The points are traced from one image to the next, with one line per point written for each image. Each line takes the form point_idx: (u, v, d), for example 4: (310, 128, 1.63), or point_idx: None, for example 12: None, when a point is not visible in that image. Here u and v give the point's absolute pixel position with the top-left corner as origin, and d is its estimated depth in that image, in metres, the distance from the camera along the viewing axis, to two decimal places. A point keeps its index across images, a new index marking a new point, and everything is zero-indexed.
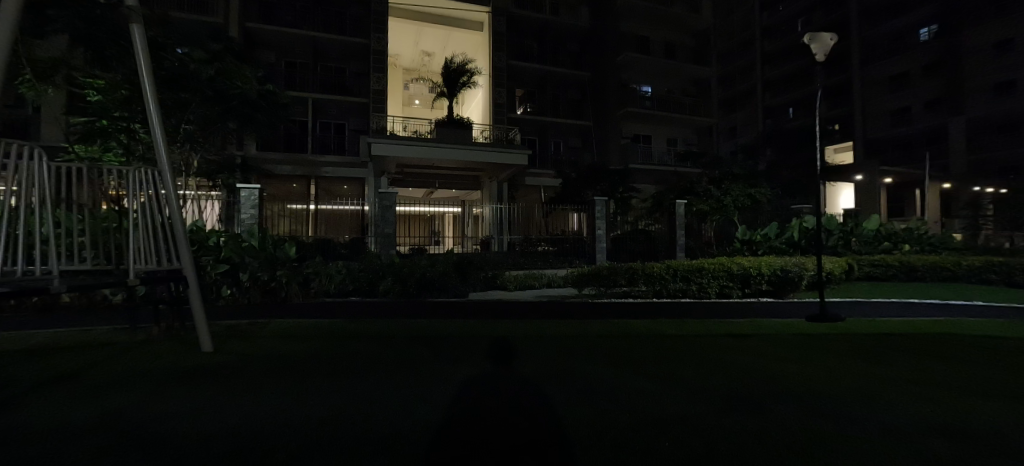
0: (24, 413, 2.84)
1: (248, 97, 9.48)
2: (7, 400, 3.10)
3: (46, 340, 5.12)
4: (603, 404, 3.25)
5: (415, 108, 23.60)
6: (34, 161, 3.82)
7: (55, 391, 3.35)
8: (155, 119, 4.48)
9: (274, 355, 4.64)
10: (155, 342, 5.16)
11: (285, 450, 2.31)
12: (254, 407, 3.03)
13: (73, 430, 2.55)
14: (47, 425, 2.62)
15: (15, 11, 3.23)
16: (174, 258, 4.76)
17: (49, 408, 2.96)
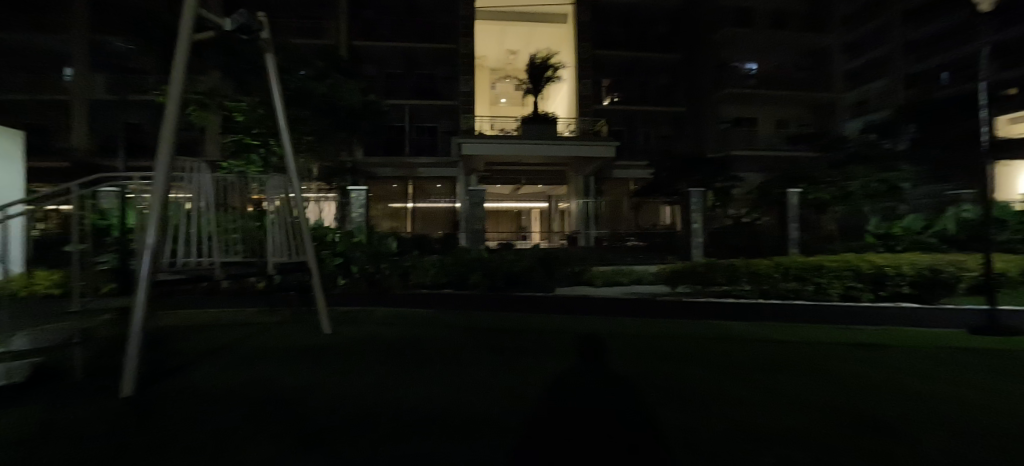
0: (199, 377, 3.59)
1: (354, 107, 10.52)
2: (187, 366, 3.93)
3: (211, 317, 6.36)
4: (701, 412, 3.02)
5: (501, 107, 23.92)
6: (201, 173, 4.74)
7: (217, 360, 4.14)
8: (284, 133, 5.23)
9: (380, 340, 5.17)
10: (287, 323, 6.08)
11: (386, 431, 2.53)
12: (359, 388, 3.36)
13: (230, 394, 3.15)
14: (213, 388, 3.29)
15: (185, 55, 4.00)
16: (302, 253, 5.54)
17: (210, 376, 3.63)
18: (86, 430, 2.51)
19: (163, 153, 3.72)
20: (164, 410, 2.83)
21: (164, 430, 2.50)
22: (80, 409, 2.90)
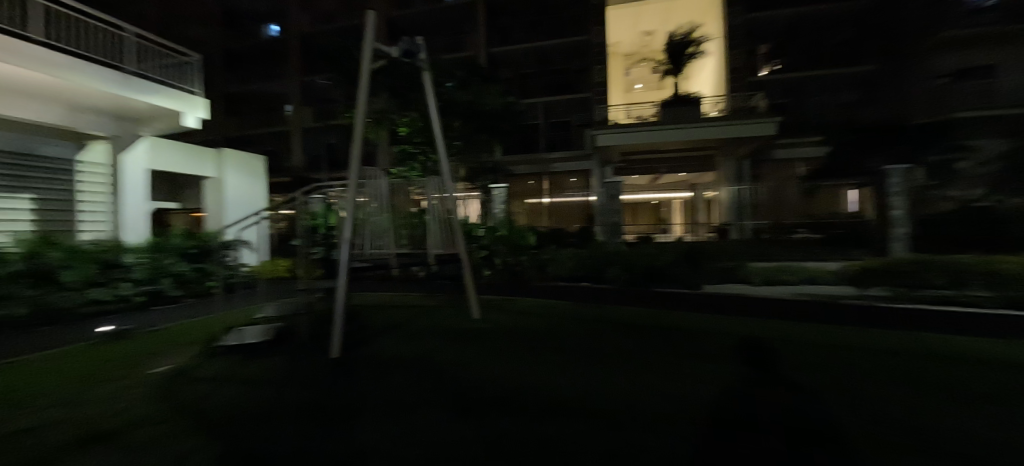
0: (379, 347, 4.39)
1: (493, 110, 11.23)
2: (371, 337, 4.85)
3: (388, 300, 7.70)
4: (903, 434, 2.43)
5: (636, 95, 20.17)
6: (379, 179, 5.78)
7: (391, 335, 4.97)
8: (439, 139, 5.94)
9: (520, 327, 5.54)
10: (443, 307, 6.94)
11: (533, 415, 2.67)
12: (506, 371, 3.63)
13: (401, 363, 3.79)
14: (390, 356, 4.00)
15: (366, 82, 4.87)
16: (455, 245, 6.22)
17: (387, 347, 4.42)
18: (310, 382, 3.28)
19: (355, 166, 4.62)
20: (360, 372, 3.52)
21: (361, 388, 3.13)
22: (307, 364, 3.81)
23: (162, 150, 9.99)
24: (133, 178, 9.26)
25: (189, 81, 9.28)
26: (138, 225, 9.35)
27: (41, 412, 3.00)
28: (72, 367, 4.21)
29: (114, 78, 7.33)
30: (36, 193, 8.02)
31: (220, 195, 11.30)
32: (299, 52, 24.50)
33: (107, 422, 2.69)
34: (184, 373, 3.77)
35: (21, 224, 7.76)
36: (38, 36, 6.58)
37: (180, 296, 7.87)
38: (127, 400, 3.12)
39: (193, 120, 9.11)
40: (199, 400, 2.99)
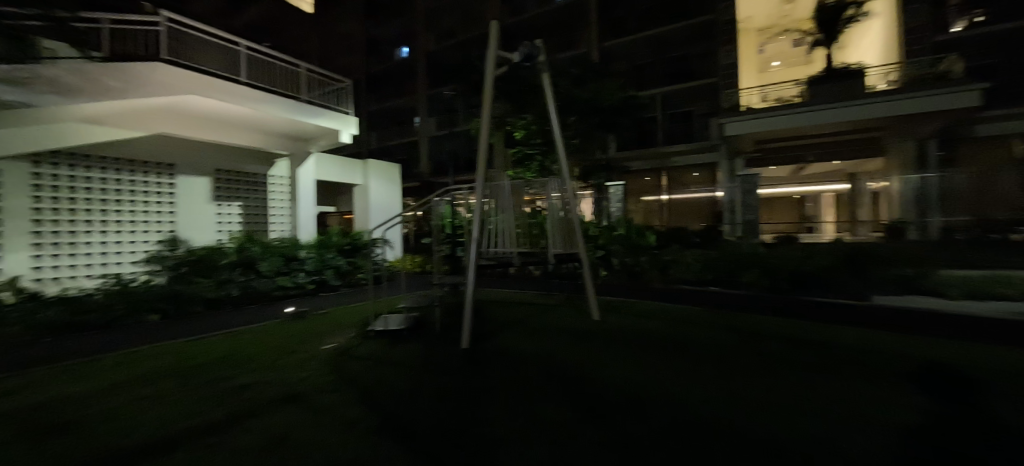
0: (504, 343, 4.57)
1: (610, 106, 10.94)
2: (496, 333, 5.09)
3: (508, 297, 8.04)
4: None
5: (773, 73, 18.18)
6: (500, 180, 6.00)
7: (513, 333, 5.13)
8: (558, 140, 6.00)
9: (643, 331, 5.29)
10: (562, 306, 6.97)
11: (668, 423, 2.51)
12: (632, 376, 3.51)
13: (526, 360, 3.90)
14: (515, 353, 4.14)
15: (490, 90, 5.15)
16: (575, 245, 6.18)
17: (510, 343, 4.59)
18: (447, 370, 3.59)
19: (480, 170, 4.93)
20: (488, 364, 3.76)
21: (490, 380, 3.29)
22: (443, 352, 4.20)
23: (324, 163, 11.90)
24: (305, 189, 11.35)
25: (344, 104, 10.81)
26: (308, 225, 11.43)
27: (253, 373, 3.85)
28: (270, 340, 5.30)
29: (291, 106, 8.97)
30: (244, 202, 10.29)
31: (365, 200, 13.07)
32: (425, 68, 26.86)
33: (298, 386, 3.33)
34: (347, 351, 4.47)
35: (234, 225, 10.09)
36: (245, 78, 8.37)
37: (339, 284, 9.22)
38: (310, 369, 3.84)
39: (346, 136, 10.66)
40: (358, 378, 3.47)
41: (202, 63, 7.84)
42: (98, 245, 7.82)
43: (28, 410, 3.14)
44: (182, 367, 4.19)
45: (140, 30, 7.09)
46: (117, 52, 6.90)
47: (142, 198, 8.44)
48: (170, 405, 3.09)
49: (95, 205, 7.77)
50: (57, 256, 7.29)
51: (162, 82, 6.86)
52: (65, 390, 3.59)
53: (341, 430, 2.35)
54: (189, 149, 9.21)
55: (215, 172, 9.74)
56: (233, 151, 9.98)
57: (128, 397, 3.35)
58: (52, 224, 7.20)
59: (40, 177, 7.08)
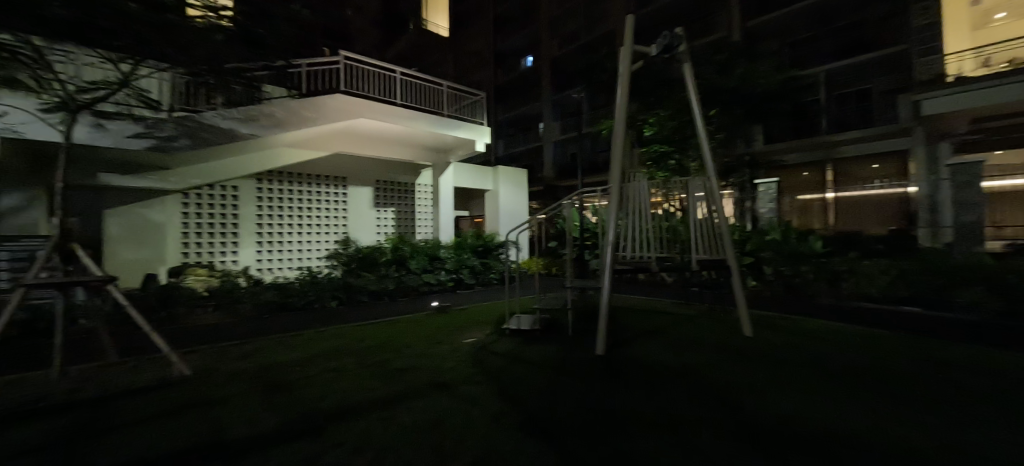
0: (644, 353, 4.34)
1: (760, 94, 9.61)
2: (634, 342, 4.85)
3: (642, 304, 7.65)
4: None
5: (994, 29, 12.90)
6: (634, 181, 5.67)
7: (653, 342, 4.83)
8: (701, 136, 5.48)
9: (813, 352, 4.52)
10: (706, 318, 6.36)
11: (863, 462, 2.01)
12: (808, 404, 2.96)
13: (672, 374, 3.63)
14: (658, 365, 3.89)
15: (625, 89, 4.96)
16: (722, 250, 5.54)
17: (652, 353, 4.32)
18: (587, 376, 3.53)
19: (617, 171, 4.80)
20: (628, 373, 3.59)
21: (633, 391, 3.16)
22: (579, 357, 4.17)
23: (462, 172, 12.96)
24: (445, 193, 12.43)
25: (479, 115, 11.51)
26: (447, 227, 12.48)
27: (410, 359, 4.35)
28: (420, 330, 5.92)
29: (435, 121, 9.94)
30: (396, 208, 11.80)
31: (496, 205, 13.80)
32: (549, 75, 27.17)
33: (447, 375, 3.65)
34: (487, 347, 4.75)
35: (389, 228, 11.65)
36: (399, 100, 9.56)
37: (474, 283, 9.83)
38: (456, 361, 4.18)
39: (481, 145, 11.37)
40: (499, 374, 3.64)
41: (368, 91, 9.16)
42: (296, 245, 9.95)
43: (257, 371, 4.04)
44: (355, 347, 4.97)
45: (324, 68, 8.61)
46: (309, 88, 8.49)
47: (325, 206, 10.42)
48: (348, 379, 3.67)
49: (294, 213, 9.90)
50: (272, 252, 9.56)
51: (339, 107, 8.25)
52: (278, 358, 4.53)
53: (490, 424, 2.47)
54: (357, 164, 10.95)
55: (375, 182, 11.39)
56: (389, 164, 11.54)
57: (319, 367, 4.12)
58: (269, 227, 9.50)
59: (263, 191, 9.40)
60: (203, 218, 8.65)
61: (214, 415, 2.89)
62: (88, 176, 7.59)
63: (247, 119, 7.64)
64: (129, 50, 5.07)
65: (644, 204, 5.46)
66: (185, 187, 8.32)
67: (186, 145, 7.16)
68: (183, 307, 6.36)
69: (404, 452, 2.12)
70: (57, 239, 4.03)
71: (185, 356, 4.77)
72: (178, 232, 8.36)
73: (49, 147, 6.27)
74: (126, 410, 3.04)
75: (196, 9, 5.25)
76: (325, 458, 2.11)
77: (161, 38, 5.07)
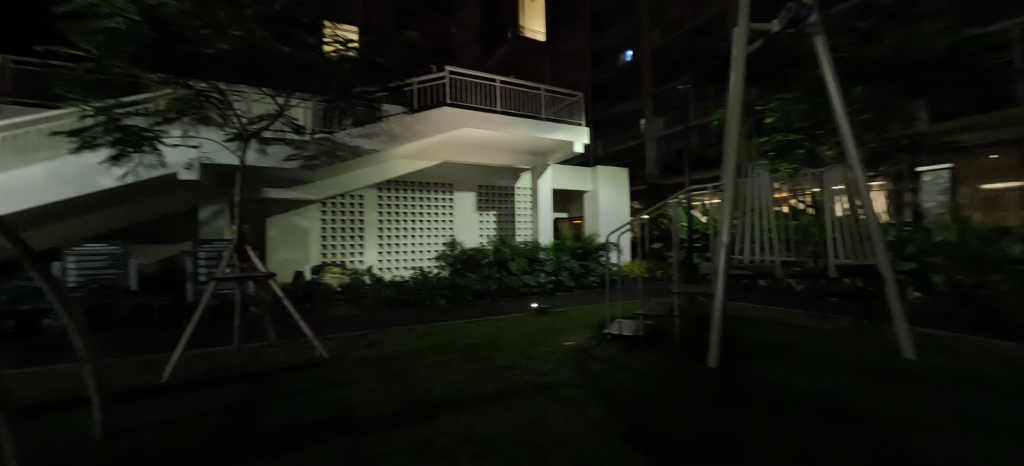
0: (767, 371, 3.88)
1: None
2: (753, 358, 4.38)
3: (764, 315, 6.85)
4: None
5: None
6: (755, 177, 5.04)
7: (777, 360, 4.30)
8: (840, 120, 4.66)
9: (1005, 383, 3.59)
10: (847, 334, 5.46)
11: None
12: (991, 440, 2.38)
13: (803, 397, 3.19)
14: (785, 386, 3.45)
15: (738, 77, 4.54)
16: (872, 254, 4.63)
17: (778, 373, 3.85)
18: (698, 391, 3.28)
19: (732, 162, 4.40)
20: (744, 391, 3.27)
21: (752, 413, 2.85)
22: (686, 369, 3.91)
23: (561, 174, 13.01)
24: (544, 196, 12.49)
25: (577, 116, 11.35)
26: (547, 229, 12.56)
27: (512, 357, 4.52)
28: (521, 330, 6.10)
29: (534, 125, 10.11)
30: (498, 211, 12.30)
31: (595, 206, 13.53)
32: (651, 67, 25.77)
33: (547, 377, 3.71)
34: (587, 351, 4.71)
35: (491, 231, 12.18)
36: (500, 108, 9.92)
37: (573, 286, 9.79)
38: (556, 363, 4.23)
39: (580, 146, 11.22)
40: (601, 381, 3.58)
41: (472, 102, 9.70)
42: (410, 246, 10.98)
43: (381, 359, 4.57)
44: (462, 343, 5.31)
45: (433, 84, 9.33)
46: (420, 104, 9.28)
47: (434, 210, 11.33)
48: (457, 373, 3.95)
49: (408, 217, 10.96)
50: (390, 252, 10.70)
51: (445, 119, 8.94)
52: (397, 349, 5.06)
53: (590, 432, 2.45)
54: (462, 171, 11.67)
55: (478, 187, 11.99)
56: (491, 170, 12.09)
57: (431, 360, 4.51)
58: (388, 230, 10.67)
59: (383, 199, 10.65)
60: (337, 222, 10.11)
61: (348, 394, 3.35)
62: (258, 191, 9.02)
63: (369, 135, 8.64)
64: (282, 85, 6.12)
65: (764, 200, 4.86)
66: (324, 196, 9.65)
67: (323, 164, 8.27)
68: (322, 299, 7.43)
69: (504, 447, 2.22)
70: (236, 242, 5.02)
71: (324, 342, 5.58)
72: (318, 235, 9.89)
73: (229, 170, 7.80)
74: (284, 384, 3.68)
75: (326, 41, 6.23)
76: (435, 443, 2.31)
77: (304, 71, 6.00)
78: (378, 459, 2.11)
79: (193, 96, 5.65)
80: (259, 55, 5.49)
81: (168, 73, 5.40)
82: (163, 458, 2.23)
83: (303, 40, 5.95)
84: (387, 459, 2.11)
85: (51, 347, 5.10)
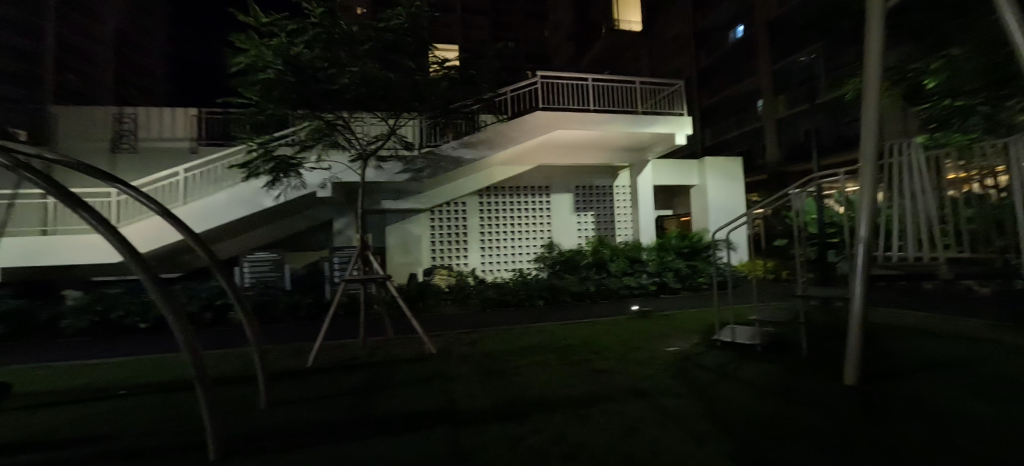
0: (928, 390, 3.16)
1: None
2: (909, 374, 3.61)
3: (928, 323, 5.62)
4: None
5: None
6: (907, 153, 3.64)
7: (942, 378, 3.50)
8: None
9: None
10: None
11: None
12: None
13: (977, 420, 2.54)
14: (952, 407, 2.78)
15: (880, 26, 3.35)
16: None
17: (944, 392, 3.12)
18: (824, 407, 2.83)
19: (868, 139, 3.40)
20: (891, 409, 2.77)
21: (894, 432, 2.37)
22: (813, 383, 3.43)
23: (662, 169, 12.34)
24: (645, 193, 11.71)
25: (678, 104, 10.45)
26: (649, 228, 11.73)
27: (609, 361, 4.46)
28: (620, 333, 5.94)
29: (629, 120, 9.74)
30: (596, 211, 12.10)
31: (703, 201, 12.48)
32: (766, 41, 22.82)
33: (646, 384, 3.57)
34: (691, 358, 4.43)
35: (590, 232, 12.02)
36: (593, 106, 9.77)
37: (679, 287, 9.21)
38: (656, 369, 4.06)
39: (683, 137, 10.42)
40: (705, 391, 3.32)
41: (565, 103, 9.72)
42: (510, 249, 11.39)
43: (482, 357, 4.84)
44: (559, 345, 5.37)
45: (526, 90, 9.62)
46: (514, 111, 9.56)
47: (531, 214, 11.61)
48: (551, 374, 4.01)
49: (507, 221, 11.39)
50: (492, 255, 11.25)
51: (540, 123, 9.19)
52: (497, 348, 5.30)
53: (689, 443, 2.31)
54: (557, 173, 11.79)
55: (574, 188, 11.95)
56: (587, 170, 12.01)
57: (529, 359, 4.66)
58: (489, 235, 11.24)
59: (483, 205, 11.28)
60: (444, 229, 11.01)
61: (453, 387, 3.65)
62: (377, 203, 10.20)
63: (468, 146, 9.17)
64: (393, 109, 6.85)
65: (920, 183, 3.57)
66: (432, 204, 10.49)
67: (429, 175, 9.00)
68: (432, 299, 8.12)
69: (595, 450, 2.23)
70: (359, 249, 5.70)
71: (433, 338, 6.09)
72: (428, 241, 10.86)
73: (354, 187, 8.97)
74: (399, 374, 4.14)
75: (431, 63, 6.86)
76: (528, 441, 2.41)
77: (405, 89, 6.57)
78: (474, 450, 2.29)
79: (325, 125, 6.65)
80: (371, 83, 6.24)
81: (305, 108, 6.43)
82: (309, 428, 2.71)
83: (405, 65, 6.56)
84: (483, 451, 2.27)
85: (234, 335, 6.45)
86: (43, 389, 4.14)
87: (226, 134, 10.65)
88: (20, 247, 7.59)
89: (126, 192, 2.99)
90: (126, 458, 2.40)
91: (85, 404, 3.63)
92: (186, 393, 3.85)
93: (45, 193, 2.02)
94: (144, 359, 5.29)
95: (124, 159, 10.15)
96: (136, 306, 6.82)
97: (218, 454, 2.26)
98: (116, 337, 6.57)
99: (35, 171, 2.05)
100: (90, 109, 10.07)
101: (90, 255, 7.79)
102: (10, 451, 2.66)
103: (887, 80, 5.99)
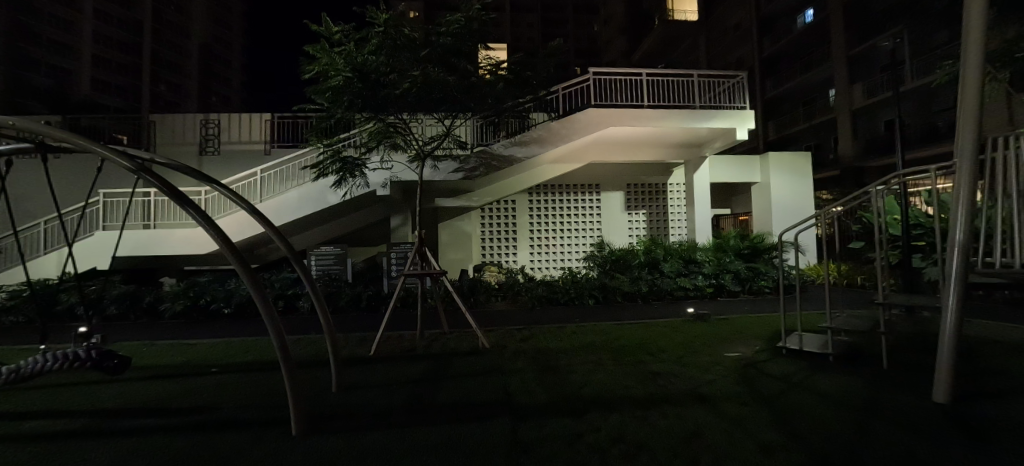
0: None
1: None
2: (1014, 394, 3.22)
3: None
4: None
5: None
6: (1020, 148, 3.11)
7: None
8: None
9: None
10: None
11: None
12: None
13: None
14: None
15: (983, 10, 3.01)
16: None
17: None
18: (912, 426, 2.61)
19: (966, 123, 3.06)
20: (992, 430, 2.52)
21: (998, 455, 2.13)
22: (896, 398, 3.17)
23: (720, 165, 11.83)
24: (699, 190, 11.13)
25: (740, 97, 9.80)
26: (704, 227, 11.04)
27: (665, 363, 4.38)
28: (676, 337, 5.77)
29: (686, 115, 9.31)
30: (648, 210, 11.79)
31: (766, 199, 11.73)
32: (842, 25, 20.92)
33: (707, 390, 3.46)
34: (754, 365, 4.25)
35: (642, 231, 11.72)
36: (646, 102, 9.48)
37: (739, 291, 8.74)
38: (715, 374, 3.93)
39: (745, 132, 9.74)
40: (774, 401, 3.16)
41: (617, 99, 9.53)
42: (559, 247, 11.40)
43: (534, 354, 4.90)
44: (611, 345, 5.34)
45: (577, 87, 9.54)
46: (567, 108, 9.55)
47: (581, 211, 11.57)
48: (607, 374, 3.99)
49: (557, 219, 11.43)
50: (542, 253, 11.33)
51: (593, 120, 9.08)
52: (549, 345, 5.35)
53: (755, 451, 2.25)
54: (609, 172, 11.65)
55: (626, 186, 11.72)
56: (640, 167, 11.70)
57: (579, 358, 4.67)
58: (538, 232, 11.34)
59: (533, 203, 11.39)
60: (494, 225, 11.26)
61: (510, 381, 3.75)
62: (432, 200, 10.55)
63: (520, 144, 9.23)
64: (448, 109, 7.06)
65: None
66: (483, 202, 10.71)
67: (481, 174, 9.17)
68: (483, 295, 8.27)
69: (657, 453, 2.21)
70: (417, 245, 5.87)
71: (487, 333, 6.25)
72: (478, 238, 11.14)
73: (412, 185, 9.33)
74: (456, 367, 4.30)
75: (482, 66, 7.01)
76: (585, 439, 2.44)
77: (458, 91, 6.74)
78: (534, 444, 2.36)
79: (385, 128, 6.98)
80: (429, 86, 6.49)
81: (368, 111, 6.79)
82: (377, 414, 2.88)
83: (461, 67, 6.77)
84: (545, 446, 2.32)
85: (304, 323, 6.98)
86: (152, 363, 4.71)
87: (296, 137, 11.48)
88: (130, 240, 8.66)
89: (218, 191, 3.31)
90: (223, 429, 2.69)
91: (186, 378, 4.11)
92: (270, 373, 4.24)
93: (158, 191, 2.29)
94: (233, 341, 5.87)
95: (210, 161, 11.22)
96: (221, 294, 7.55)
97: (300, 429, 2.48)
98: (204, 321, 7.30)
99: (150, 173, 2.33)
100: (184, 116, 11.22)
101: (185, 248, 8.70)
102: (132, 416, 3.06)
103: (991, 63, 5.36)
